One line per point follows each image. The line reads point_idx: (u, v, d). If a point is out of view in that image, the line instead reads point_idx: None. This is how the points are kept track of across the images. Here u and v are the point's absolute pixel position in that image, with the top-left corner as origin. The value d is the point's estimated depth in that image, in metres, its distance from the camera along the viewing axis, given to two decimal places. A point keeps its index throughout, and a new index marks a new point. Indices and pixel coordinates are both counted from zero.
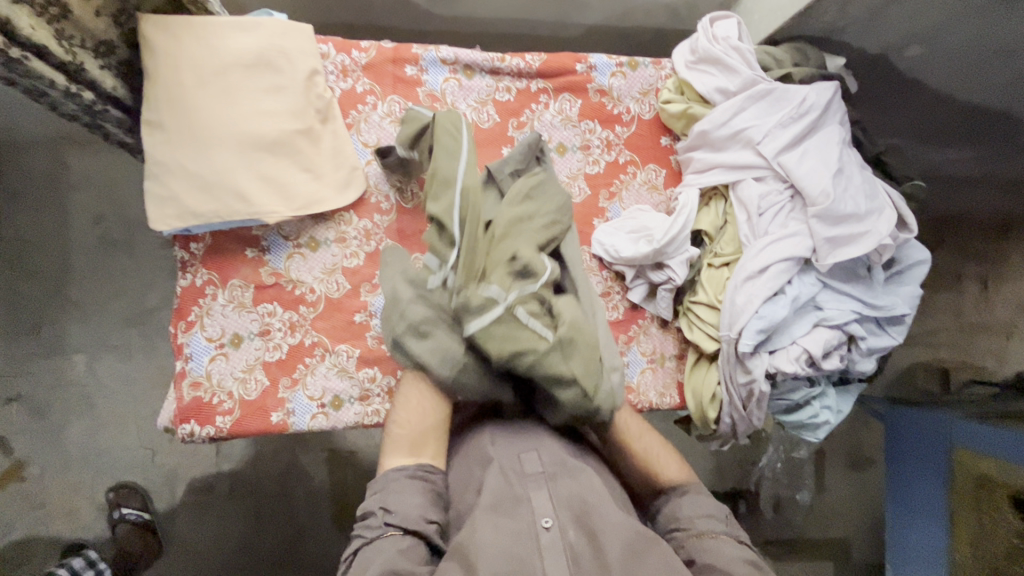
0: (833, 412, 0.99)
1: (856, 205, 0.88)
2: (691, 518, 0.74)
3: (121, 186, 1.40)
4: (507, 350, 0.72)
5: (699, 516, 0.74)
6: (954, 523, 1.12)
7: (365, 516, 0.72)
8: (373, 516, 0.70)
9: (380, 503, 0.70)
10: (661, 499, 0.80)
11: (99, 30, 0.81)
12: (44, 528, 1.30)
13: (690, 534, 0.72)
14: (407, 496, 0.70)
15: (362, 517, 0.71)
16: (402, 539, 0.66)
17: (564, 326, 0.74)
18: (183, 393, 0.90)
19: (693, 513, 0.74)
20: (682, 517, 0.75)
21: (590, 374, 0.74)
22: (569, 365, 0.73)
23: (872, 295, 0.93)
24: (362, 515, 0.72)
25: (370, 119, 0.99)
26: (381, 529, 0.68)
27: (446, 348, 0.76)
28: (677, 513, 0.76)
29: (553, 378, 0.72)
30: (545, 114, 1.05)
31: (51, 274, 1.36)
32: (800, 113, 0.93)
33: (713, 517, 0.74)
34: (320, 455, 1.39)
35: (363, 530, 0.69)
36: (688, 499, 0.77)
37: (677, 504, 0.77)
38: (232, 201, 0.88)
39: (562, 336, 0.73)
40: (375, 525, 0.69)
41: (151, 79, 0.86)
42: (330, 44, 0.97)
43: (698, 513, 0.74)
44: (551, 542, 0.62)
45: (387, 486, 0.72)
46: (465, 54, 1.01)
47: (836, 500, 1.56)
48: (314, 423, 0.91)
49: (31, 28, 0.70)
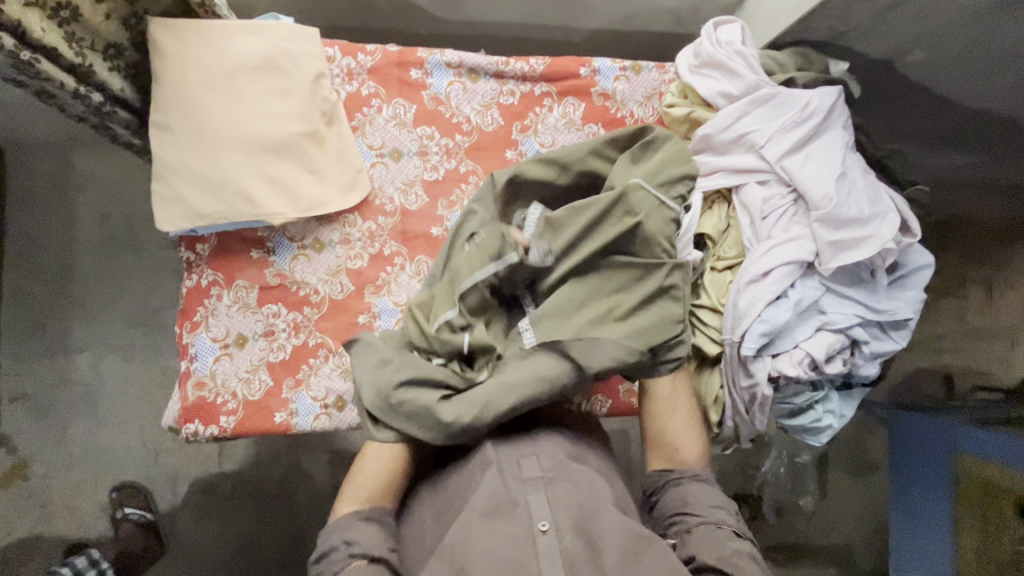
0: (835, 416, 0.98)
1: (859, 209, 0.88)
2: (701, 507, 0.75)
3: (127, 188, 1.41)
4: (654, 239, 0.85)
5: (711, 505, 0.75)
6: (959, 530, 1.13)
7: (324, 553, 0.72)
8: (336, 551, 0.71)
9: (341, 536, 0.72)
10: (670, 478, 0.80)
11: (109, 33, 0.82)
12: (49, 526, 1.31)
13: (701, 522, 0.74)
14: (370, 533, 0.72)
15: (321, 555, 0.72)
16: (366, 566, 0.68)
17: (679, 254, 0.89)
18: (188, 393, 0.90)
19: (704, 502, 0.76)
20: (694, 505, 0.76)
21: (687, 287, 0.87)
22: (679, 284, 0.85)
23: (875, 299, 0.92)
24: (321, 554, 0.72)
25: (375, 121, 1.00)
26: (347, 561, 0.69)
27: (419, 403, 0.76)
28: (688, 498, 0.76)
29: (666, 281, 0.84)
30: (550, 117, 1.05)
31: (57, 275, 1.38)
32: (804, 117, 0.93)
33: (725, 511, 0.75)
34: (323, 455, 1.39)
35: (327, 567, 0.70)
36: (698, 486, 0.78)
37: (686, 491, 0.77)
38: (238, 202, 0.88)
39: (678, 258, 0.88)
40: (339, 558, 0.70)
41: (159, 81, 0.87)
42: (337, 47, 0.98)
43: (708, 503, 0.75)
44: (548, 546, 0.63)
45: (348, 526, 0.73)
46: (469, 58, 1.02)
47: (840, 506, 1.55)
48: (318, 423, 0.92)
49: (42, 31, 0.71)
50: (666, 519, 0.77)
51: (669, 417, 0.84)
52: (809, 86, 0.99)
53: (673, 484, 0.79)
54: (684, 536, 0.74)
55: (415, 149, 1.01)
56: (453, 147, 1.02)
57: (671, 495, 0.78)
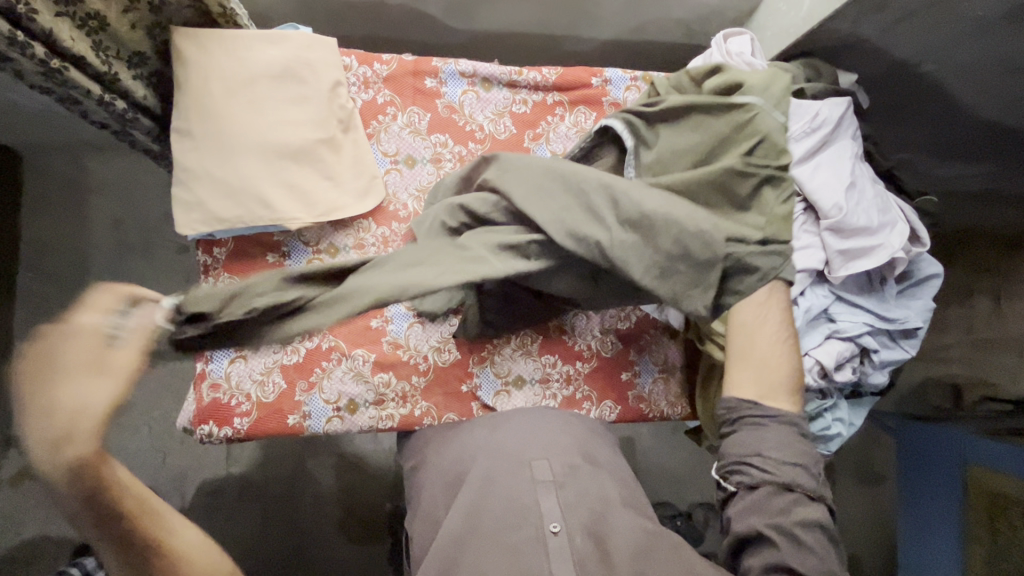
0: (844, 424, 0.98)
1: (869, 219, 0.88)
2: (776, 465, 0.74)
3: (141, 192, 1.43)
4: (777, 144, 0.81)
5: (786, 463, 0.74)
6: (967, 540, 1.11)
7: None
8: None
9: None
10: (750, 416, 0.78)
11: (133, 41, 0.84)
12: (55, 527, 1.32)
13: (771, 481, 0.74)
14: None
15: None
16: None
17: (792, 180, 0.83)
18: (202, 394, 0.91)
19: (777, 457, 0.75)
20: (767, 458, 0.75)
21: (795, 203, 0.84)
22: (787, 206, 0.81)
23: (885, 308, 0.93)
24: None
25: (390, 129, 1.01)
26: None
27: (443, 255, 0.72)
28: (762, 450, 0.76)
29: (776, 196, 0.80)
30: (561, 126, 1.07)
31: (68, 277, 1.39)
32: (815, 125, 0.92)
33: (804, 469, 0.75)
34: (328, 459, 1.41)
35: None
36: (775, 431, 0.77)
37: (762, 437, 0.76)
38: (256, 206, 0.90)
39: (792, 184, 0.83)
40: None
41: (181, 89, 0.89)
42: (353, 57, 1.00)
43: (785, 458, 0.75)
44: (559, 546, 0.65)
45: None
46: (483, 67, 1.04)
47: (846, 517, 1.55)
48: (330, 426, 0.93)
49: (71, 40, 0.73)
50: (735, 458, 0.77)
51: (761, 324, 0.80)
52: (819, 96, 0.99)
53: (747, 425, 0.78)
54: (749, 490, 0.75)
55: (429, 157, 1.02)
56: (465, 154, 1.04)
57: (747, 438, 0.77)
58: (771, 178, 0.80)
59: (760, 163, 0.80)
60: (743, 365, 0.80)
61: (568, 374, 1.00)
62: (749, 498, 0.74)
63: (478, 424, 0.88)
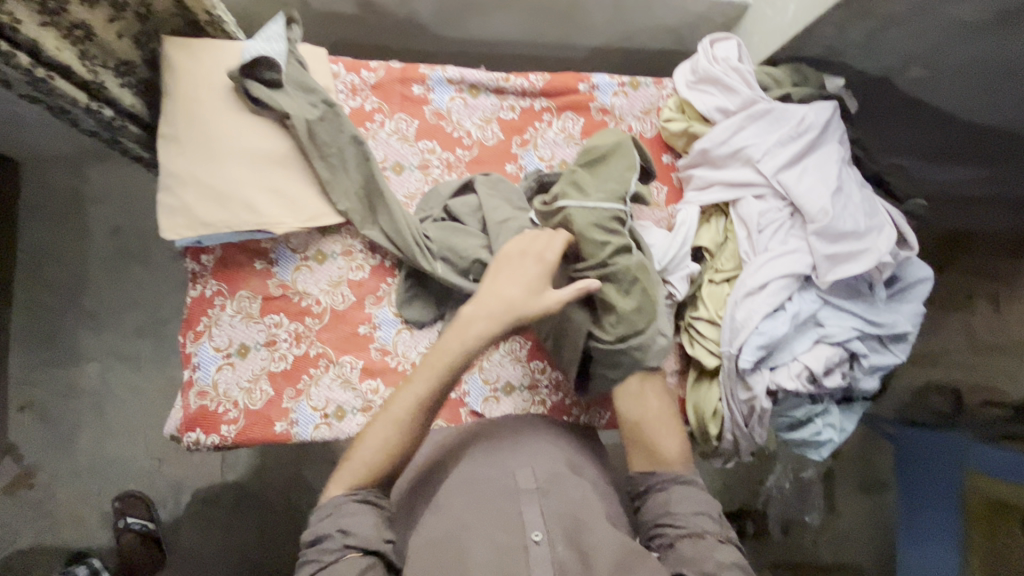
0: (836, 430, 0.97)
1: (856, 223, 0.88)
2: (684, 516, 0.75)
3: (137, 200, 1.43)
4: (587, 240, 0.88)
5: (692, 515, 0.75)
6: (967, 548, 1.11)
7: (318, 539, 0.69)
8: (330, 539, 0.68)
9: (335, 526, 0.69)
10: (651, 484, 0.81)
11: (121, 50, 0.85)
12: (50, 535, 1.32)
13: (683, 535, 0.73)
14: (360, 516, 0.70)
15: (313, 542, 0.69)
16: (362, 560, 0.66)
17: (623, 265, 0.87)
18: (190, 402, 0.92)
19: (685, 510, 0.76)
20: (676, 515, 0.76)
21: (645, 279, 0.88)
22: (625, 300, 0.87)
23: (875, 313, 0.92)
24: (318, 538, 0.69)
25: (378, 136, 1.01)
26: (341, 550, 0.67)
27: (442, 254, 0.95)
28: (669, 508, 0.77)
29: (604, 297, 0.88)
30: (549, 132, 1.07)
31: (66, 285, 1.40)
32: (799, 131, 0.94)
33: (711, 517, 0.75)
34: (325, 467, 1.40)
35: (318, 553, 0.68)
36: (680, 490, 0.79)
37: (669, 496, 0.78)
38: (241, 212, 0.89)
39: (621, 269, 0.87)
40: (332, 549, 0.67)
41: (170, 95, 0.90)
42: (341, 64, 1.01)
43: (690, 510, 0.76)
44: (540, 556, 0.63)
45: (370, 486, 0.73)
46: (471, 75, 1.04)
47: (846, 524, 1.54)
48: (317, 433, 0.92)
49: (57, 49, 0.74)
50: (648, 526, 0.77)
51: (644, 412, 0.87)
52: (806, 101, 1.00)
53: (655, 491, 0.80)
54: (668, 550, 0.73)
55: (417, 163, 1.02)
56: (453, 160, 1.04)
57: (657, 501, 0.79)
58: (602, 276, 0.87)
59: (587, 268, 0.88)
60: (638, 445, 0.85)
61: (556, 380, 0.99)
62: (670, 553, 0.72)
63: (467, 428, 0.87)
